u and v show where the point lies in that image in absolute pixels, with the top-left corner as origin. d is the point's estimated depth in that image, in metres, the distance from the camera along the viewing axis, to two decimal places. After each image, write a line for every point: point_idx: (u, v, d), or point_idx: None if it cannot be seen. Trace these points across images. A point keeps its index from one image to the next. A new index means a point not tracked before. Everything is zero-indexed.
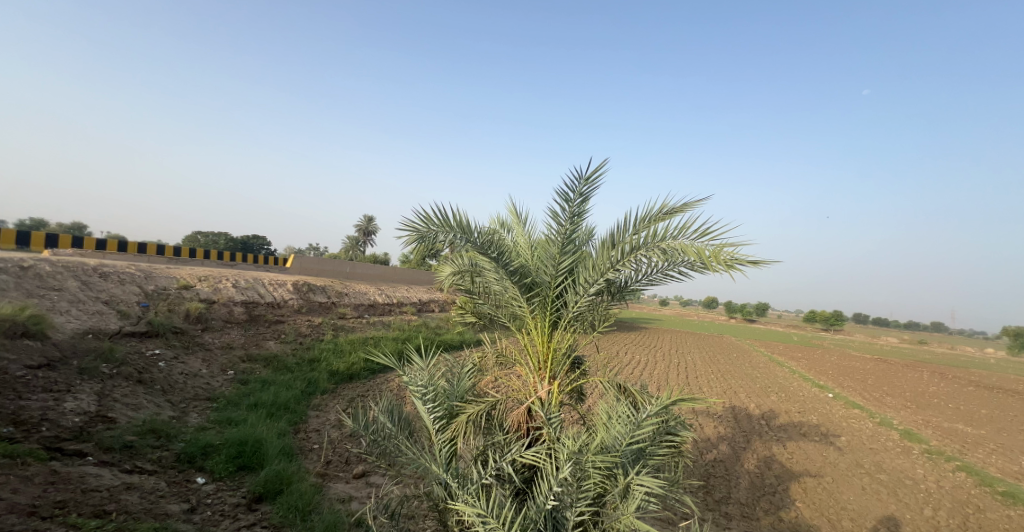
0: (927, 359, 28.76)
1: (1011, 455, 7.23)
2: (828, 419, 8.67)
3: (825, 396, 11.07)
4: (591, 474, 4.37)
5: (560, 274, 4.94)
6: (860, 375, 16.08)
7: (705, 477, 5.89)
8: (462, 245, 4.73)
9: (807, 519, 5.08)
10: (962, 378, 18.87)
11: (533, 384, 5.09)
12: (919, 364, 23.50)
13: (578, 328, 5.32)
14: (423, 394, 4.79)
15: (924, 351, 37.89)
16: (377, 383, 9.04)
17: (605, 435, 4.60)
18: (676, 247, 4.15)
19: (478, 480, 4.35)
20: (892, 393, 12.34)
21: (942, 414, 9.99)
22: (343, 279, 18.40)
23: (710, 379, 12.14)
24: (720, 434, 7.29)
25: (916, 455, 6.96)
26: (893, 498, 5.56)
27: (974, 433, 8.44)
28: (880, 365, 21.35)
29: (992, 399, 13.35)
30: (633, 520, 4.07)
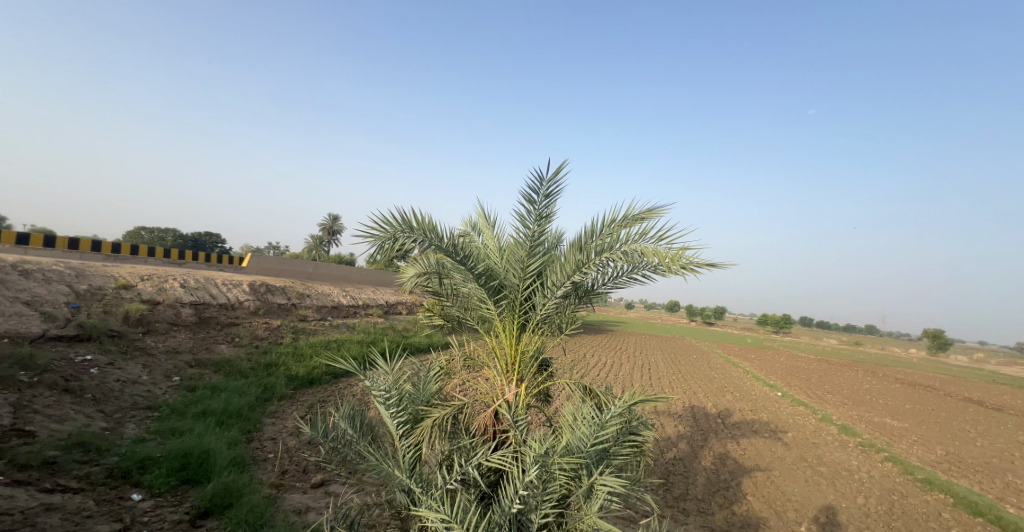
0: (863, 359, 31.28)
1: (930, 445, 8.02)
2: (777, 416, 9.25)
3: (774, 395, 11.81)
4: (556, 475, 4.45)
5: (528, 277, 5.01)
6: (805, 375, 17.27)
7: (665, 475, 6.14)
8: (430, 247, 4.71)
9: (757, 512, 5.39)
10: (893, 376, 20.67)
11: (500, 386, 5.12)
12: (854, 364, 25.54)
13: (546, 330, 5.40)
14: (387, 399, 4.67)
15: (858, 352, 41.30)
16: (340, 388, 8.75)
17: (571, 436, 4.70)
18: (639, 251, 4.34)
19: (443, 484, 4.30)
20: (832, 391, 13.35)
21: (873, 409, 10.90)
22: (305, 280, 17.66)
23: (671, 380, 12.64)
24: (679, 433, 7.62)
25: (851, 448, 7.57)
26: (831, 489, 6.02)
27: (900, 427, 9.29)
28: (824, 365, 23.01)
29: (915, 394, 14.72)
30: (596, 519, 4.17)
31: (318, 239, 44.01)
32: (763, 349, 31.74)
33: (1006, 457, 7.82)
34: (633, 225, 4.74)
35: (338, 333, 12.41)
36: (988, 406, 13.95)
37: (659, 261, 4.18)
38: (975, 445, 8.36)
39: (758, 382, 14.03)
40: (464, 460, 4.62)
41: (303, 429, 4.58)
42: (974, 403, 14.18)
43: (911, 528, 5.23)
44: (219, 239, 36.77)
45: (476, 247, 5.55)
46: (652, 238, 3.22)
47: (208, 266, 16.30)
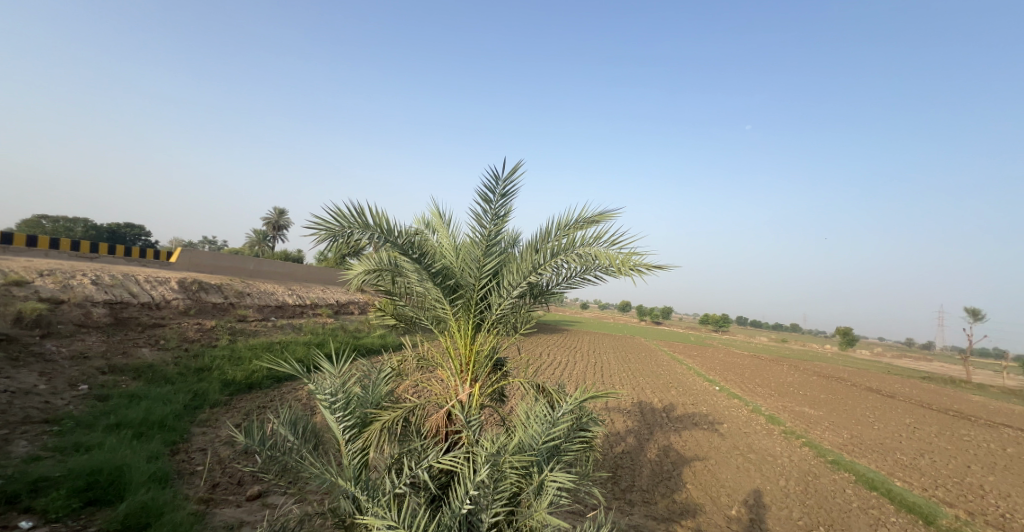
0: (786, 355, 34.55)
1: (839, 431, 9.06)
2: (714, 409, 10.00)
3: (712, 389, 12.74)
4: (507, 474, 4.48)
5: (484, 276, 5.01)
6: (739, 370, 18.79)
7: (613, 468, 6.43)
8: (383, 246, 4.58)
9: (694, 499, 5.80)
10: (812, 370, 23.04)
11: (454, 387, 5.08)
12: (780, 360, 28.14)
13: (501, 330, 5.43)
14: (333, 403, 4.42)
15: (781, 348, 45.53)
16: (283, 392, 8.23)
17: (522, 435, 4.79)
18: (592, 254, 4.52)
19: (391, 489, 4.19)
20: (761, 384, 14.65)
21: (794, 400, 12.09)
22: (245, 278, 16.39)
23: (621, 377, 13.24)
24: (627, 428, 8.01)
25: (775, 436, 8.36)
26: (759, 473, 6.61)
27: (816, 415, 10.40)
28: (755, 360, 25.16)
29: (828, 386, 16.49)
30: (546, 515, 4.28)
31: (259, 233, 40.96)
32: (703, 346, 34.07)
33: (898, 438, 9.02)
34: (587, 227, 4.92)
35: (281, 334, 11.62)
36: (885, 394, 15.97)
37: (612, 263, 4.37)
38: (874, 429, 9.54)
39: (699, 377, 15.08)
40: (414, 463, 4.53)
41: (238, 439, 4.21)
42: (874, 392, 16.16)
43: (822, 504, 5.88)
44: (140, 231, 33.08)
45: (431, 245, 5.46)
46: (605, 242, 3.38)
47: (128, 261, 14.63)
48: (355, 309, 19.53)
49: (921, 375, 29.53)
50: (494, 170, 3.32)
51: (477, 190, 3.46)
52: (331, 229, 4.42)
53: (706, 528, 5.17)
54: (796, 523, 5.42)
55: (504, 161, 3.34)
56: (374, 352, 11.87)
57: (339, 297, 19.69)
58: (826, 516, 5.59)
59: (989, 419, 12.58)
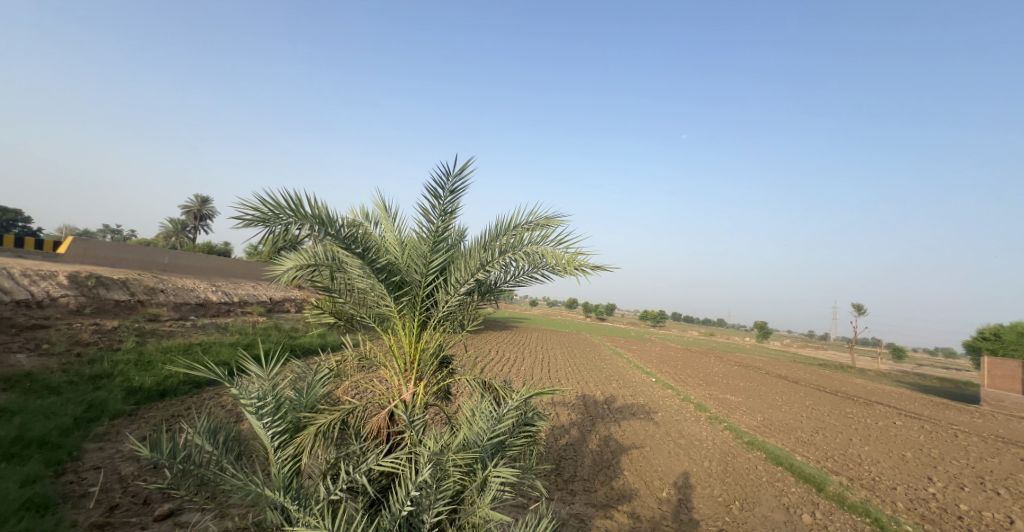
0: (709, 347, 37.88)
1: (753, 414, 10.15)
2: (650, 399, 10.72)
3: (648, 380, 13.66)
4: (450, 473, 4.39)
5: (431, 273, 4.87)
6: (670, 362, 20.29)
7: (557, 460, 6.66)
8: (322, 238, 4.25)
9: (630, 485, 6.17)
10: (732, 360, 25.50)
11: (398, 386, 4.90)
12: (705, 351, 30.85)
13: (448, 327, 5.32)
14: (260, 408, 3.96)
15: (703, 340, 49.86)
16: (203, 399, 7.42)
17: (467, 432, 4.76)
18: (539, 252, 4.60)
19: (326, 495, 3.90)
20: (689, 375, 15.97)
21: (718, 388, 13.32)
22: (156, 272, 14.63)
23: (566, 371, 13.74)
24: (571, 420, 8.33)
25: (701, 422, 9.14)
26: (687, 457, 7.20)
27: (735, 401, 11.55)
28: (684, 353, 27.32)
29: (744, 374, 18.36)
30: (489, 510, 4.27)
31: (175, 222, 36.61)
32: (637, 340, 36.31)
33: (800, 419, 10.29)
34: (535, 227, 4.99)
35: (202, 335, 10.46)
36: (789, 380, 18.10)
37: (558, 262, 4.46)
38: (782, 412, 10.80)
39: (635, 370, 16.09)
40: (353, 466, 4.28)
41: (139, 453, 3.56)
42: (781, 378, 18.26)
43: (738, 481, 6.56)
44: (15, 215, 28.05)
45: (375, 239, 5.19)
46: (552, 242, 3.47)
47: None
48: (292, 306, 18.76)
49: (816, 362, 33.88)
50: (443, 168, 3.34)
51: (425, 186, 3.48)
52: (264, 218, 4.01)
53: (640, 511, 5.53)
54: (717, 499, 5.98)
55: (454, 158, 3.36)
56: (311, 352, 11.13)
57: (271, 293, 18.26)
58: (741, 491, 6.24)
59: (868, 398, 14.74)
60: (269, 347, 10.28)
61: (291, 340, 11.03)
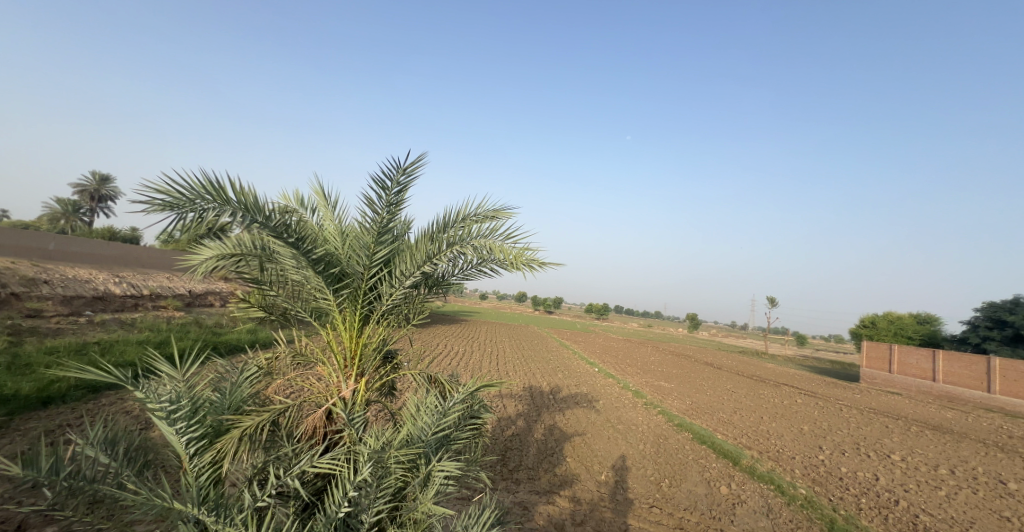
0: (643, 337, 40.52)
1: (682, 399, 11.03)
2: (593, 388, 11.23)
3: (589, 370, 14.31)
4: (392, 470, 4.19)
5: (375, 265, 4.57)
6: (610, 352, 21.44)
7: (503, 451, 6.74)
8: (247, 226, 3.65)
9: (572, 470, 6.41)
10: (664, 349, 27.53)
11: (337, 383, 4.56)
12: (641, 342, 33.02)
13: (392, 321, 5.07)
14: (173, 413, 3.33)
15: (636, 330, 53.20)
16: (102, 406, 6.49)
17: (411, 428, 4.59)
18: (488, 246, 4.50)
19: (250, 502, 3.35)
20: (627, 364, 16.98)
21: (652, 376, 14.30)
22: (41, 260, 12.57)
23: (513, 364, 13.97)
24: (518, 411, 8.48)
25: (638, 408, 9.76)
26: (624, 441, 7.65)
27: (667, 386, 12.49)
28: (622, 343, 29.02)
29: (675, 362, 19.89)
30: (432, 505, 4.08)
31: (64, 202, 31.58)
32: (578, 332, 37.91)
33: (722, 401, 11.35)
34: (483, 220, 4.92)
35: (99, 333, 9.12)
36: (711, 366, 19.91)
37: (506, 256, 4.40)
38: (706, 395, 11.85)
39: (578, 360, 16.78)
40: (283, 470, 3.77)
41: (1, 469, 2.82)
42: (706, 365, 19.99)
43: (668, 460, 7.10)
44: None
45: (311, 227, 4.74)
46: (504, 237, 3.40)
47: None
48: (215, 300, 17.20)
49: (734, 350, 37.56)
50: (393, 161, 3.18)
51: (373, 178, 3.32)
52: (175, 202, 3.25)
53: (581, 495, 5.78)
54: (650, 479, 6.43)
55: (406, 151, 3.22)
56: (237, 349, 10.16)
57: (189, 286, 16.45)
58: (670, 470, 6.76)
59: (775, 381, 16.65)
60: (187, 346, 9.22)
61: (212, 338, 9.98)
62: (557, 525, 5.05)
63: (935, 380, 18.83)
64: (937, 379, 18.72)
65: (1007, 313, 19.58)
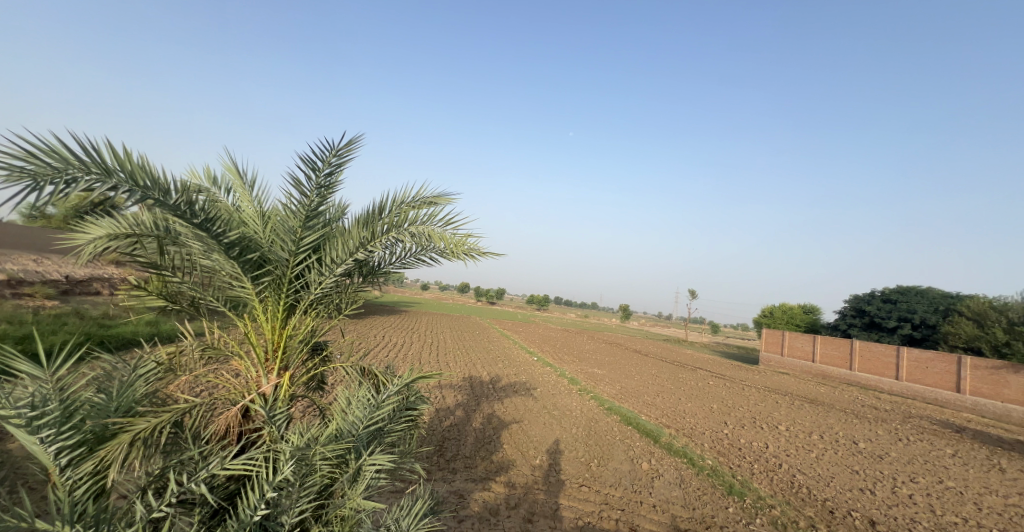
0: (576, 326, 42.50)
1: (611, 384, 11.72)
2: (530, 376, 11.51)
3: (528, 359, 14.65)
4: (317, 467, 3.52)
5: (302, 252, 4.03)
6: (546, 341, 22.19)
7: (440, 441, 6.66)
8: (138, 203, 2.77)
9: (508, 457, 6.49)
10: (597, 338, 29.15)
11: (256, 378, 3.97)
12: (574, 331, 34.66)
13: (322, 311, 4.60)
14: (39, 419, 2.58)
15: (568, 319, 55.51)
16: None
17: (340, 421, 4.02)
18: (428, 234, 4.16)
19: (144, 514, 2.60)
20: (562, 352, 17.67)
21: (585, 363, 15.01)
22: None
23: (452, 354, 13.86)
24: (457, 402, 8.41)
25: (572, 394, 10.17)
26: (559, 425, 7.93)
27: (598, 373, 13.20)
28: (557, 332, 30.20)
29: (606, 350, 21.14)
30: (362, 501, 3.51)
31: None
32: (515, 321, 38.73)
33: (646, 385, 12.24)
34: (423, 206, 4.56)
35: None
36: (636, 353, 21.39)
37: (447, 245, 4.07)
38: (634, 380, 12.71)
39: (516, 350, 17.13)
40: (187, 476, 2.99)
41: None
42: (634, 352, 21.50)
43: (598, 442, 7.49)
44: None
45: (224, 208, 4.06)
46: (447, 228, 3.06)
47: None
48: (102, 287, 14.92)
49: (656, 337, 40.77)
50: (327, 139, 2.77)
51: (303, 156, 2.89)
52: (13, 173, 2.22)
53: (516, 480, 5.88)
54: (580, 460, 6.73)
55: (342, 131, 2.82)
56: (132, 344, 8.81)
57: (65, 270, 13.97)
58: (599, 450, 7.16)
59: (690, 365, 18.33)
60: (63, 341, 7.81)
61: (97, 331, 8.54)
62: (492, 510, 5.09)
63: (814, 360, 22.00)
64: (815, 360, 21.91)
65: (867, 304, 23.39)
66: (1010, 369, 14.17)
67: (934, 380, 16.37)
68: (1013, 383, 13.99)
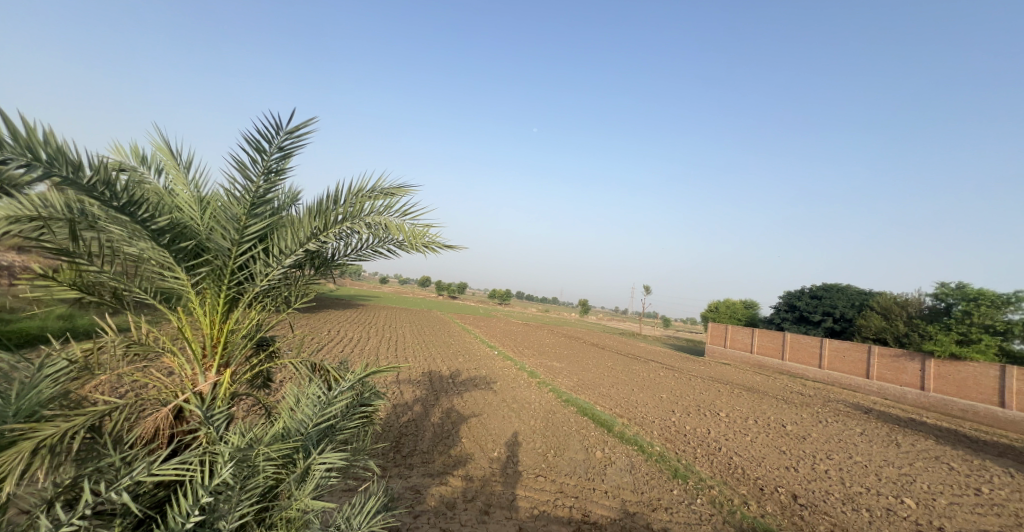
0: (534, 320, 43.15)
1: (569, 376, 11.95)
2: (491, 370, 11.48)
3: (488, 353, 14.64)
4: (261, 468, 3.20)
5: (246, 242, 3.66)
6: (507, 335, 22.33)
7: (397, 437, 6.48)
8: (42, 183, 2.35)
9: (466, 450, 6.43)
10: (556, 332, 29.74)
11: (191, 377, 3.58)
12: (534, 325, 35.14)
13: (268, 305, 4.25)
14: None
15: (526, 313, 56.16)
16: None
17: (286, 420, 3.69)
18: (386, 226, 3.90)
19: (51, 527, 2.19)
20: (522, 346, 17.84)
21: (544, 356, 15.22)
22: None
23: (412, 348, 13.57)
24: (415, 397, 8.23)
25: (532, 387, 10.26)
26: (517, 418, 7.96)
27: (556, 366, 13.43)
28: (517, 326, 30.49)
29: (565, 343, 21.60)
30: (310, 502, 3.25)
31: None
32: (475, 315, 38.71)
33: (602, 377, 12.60)
34: (381, 197, 4.29)
35: None
36: (593, 346, 22.04)
37: (406, 238, 3.84)
38: (590, 373, 13.04)
39: (478, 344, 17.10)
40: (104, 483, 2.46)
41: None
42: (591, 346, 22.15)
43: (555, 433, 7.61)
44: None
45: (154, 190, 3.61)
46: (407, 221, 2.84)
47: None
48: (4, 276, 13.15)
49: (612, 331, 42.17)
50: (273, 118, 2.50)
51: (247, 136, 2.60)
52: None
53: (473, 473, 5.84)
54: (538, 451, 6.80)
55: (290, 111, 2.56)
56: (40, 340, 7.82)
57: None
58: (556, 441, 7.27)
59: (643, 357, 19.11)
60: None
61: (0, 326, 7.51)
62: (448, 504, 5.01)
63: (751, 351, 23.67)
64: (752, 351, 23.58)
65: (798, 300, 25.43)
66: (908, 357, 15.99)
67: (850, 368, 18.14)
68: (909, 368, 15.77)
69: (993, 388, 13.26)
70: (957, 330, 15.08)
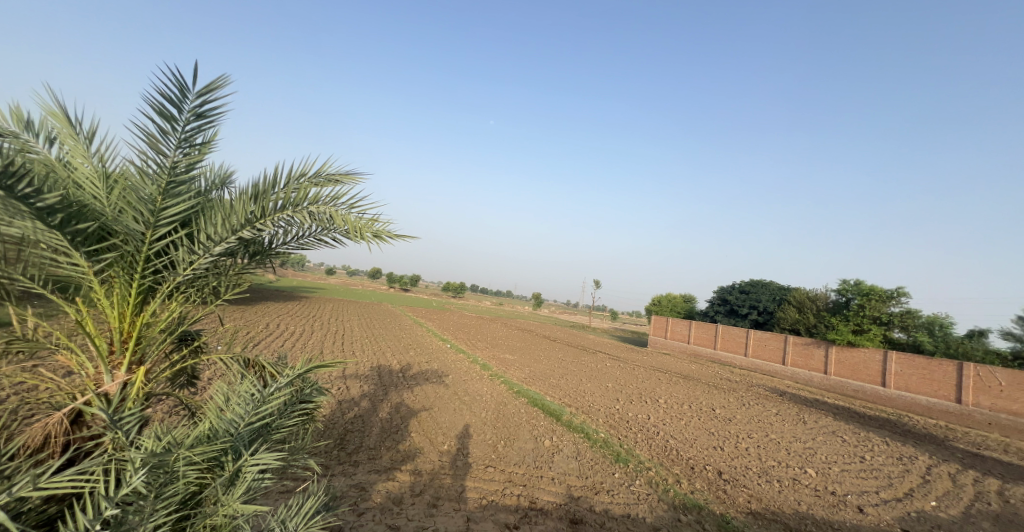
0: (488, 313, 43.18)
1: (520, 368, 12.04)
2: (443, 363, 11.29)
3: (442, 346, 14.42)
4: (180, 475, 2.83)
5: (163, 225, 3.20)
6: (460, 328, 22.15)
7: (342, 434, 6.16)
8: None
9: (415, 444, 6.26)
10: (510, 325, 29.96)
11: (94, 376, 3.11)
12: (487, 317, 35.17)
13: (192, 296, 3.80)
14: None
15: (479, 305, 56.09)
16: None
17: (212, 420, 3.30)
18: (328, 215, 3.56)
19: None
20: (475, 339, 17.77)
21: (497, 349, 15.23)
22: None
23: (361, 342, 13.05)
24: (363, 392, 7.89)
25: (483, 379, 10.21)
26: (468, 411, 7.88)
27: (508, 358, 13.49)
28: (471, 319, 30.35)
29: (518, 336, 21.79)
30: (239, 507, 2.94)
31: None
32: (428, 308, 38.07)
33: (553, 368, 12.82)
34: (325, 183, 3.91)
35: None
36: (544, 338, 22.42)
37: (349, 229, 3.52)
38: (541, 364, 13.23)
39: (431, 337, 16.79)
40: None
41: None
42: (543, 338, 22.55)
43: (505, 424, 7.62)
44: None
45: (46, 163, 3.06)
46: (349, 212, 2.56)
47: None
48: None
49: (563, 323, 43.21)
50: (179, 80, 2.12)
51: (150, 101, 2.22)
52: None
53: (422, 467, 5.69)
54: (487, 442, 6.77)
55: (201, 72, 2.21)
56: None
57: None
58: (505, 431, 7.28)
59: (593, 349, 19.72)
60: None
61: None
62: (395, 500, 4.84)
63: (689, 342, 25.20)
64: (690, 341, 25.13)
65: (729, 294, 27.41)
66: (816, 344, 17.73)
67: (771, 355, 19.86)
68: (816, 354, 17.52)
69: (877, 370, 15.14)
70: (855, 320, 16.78)
